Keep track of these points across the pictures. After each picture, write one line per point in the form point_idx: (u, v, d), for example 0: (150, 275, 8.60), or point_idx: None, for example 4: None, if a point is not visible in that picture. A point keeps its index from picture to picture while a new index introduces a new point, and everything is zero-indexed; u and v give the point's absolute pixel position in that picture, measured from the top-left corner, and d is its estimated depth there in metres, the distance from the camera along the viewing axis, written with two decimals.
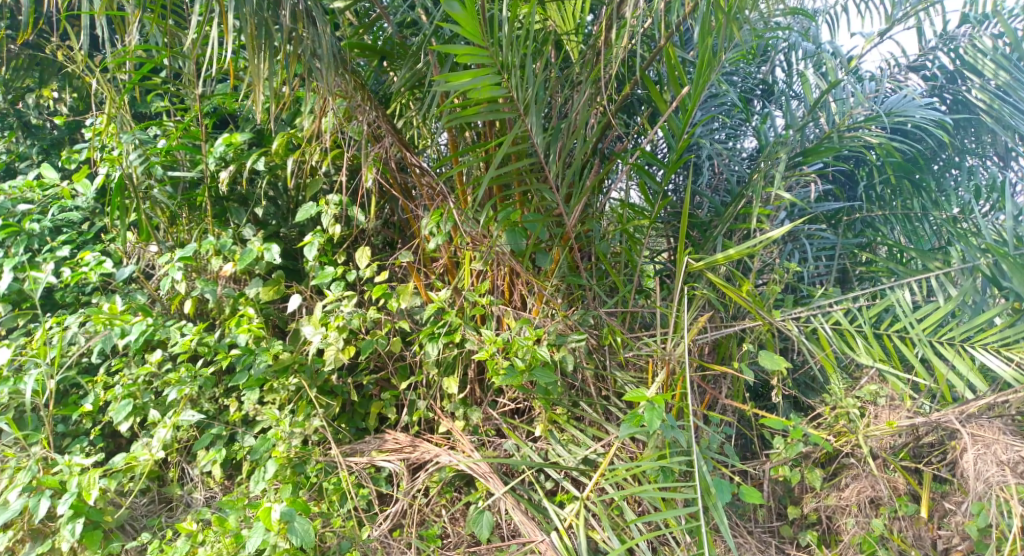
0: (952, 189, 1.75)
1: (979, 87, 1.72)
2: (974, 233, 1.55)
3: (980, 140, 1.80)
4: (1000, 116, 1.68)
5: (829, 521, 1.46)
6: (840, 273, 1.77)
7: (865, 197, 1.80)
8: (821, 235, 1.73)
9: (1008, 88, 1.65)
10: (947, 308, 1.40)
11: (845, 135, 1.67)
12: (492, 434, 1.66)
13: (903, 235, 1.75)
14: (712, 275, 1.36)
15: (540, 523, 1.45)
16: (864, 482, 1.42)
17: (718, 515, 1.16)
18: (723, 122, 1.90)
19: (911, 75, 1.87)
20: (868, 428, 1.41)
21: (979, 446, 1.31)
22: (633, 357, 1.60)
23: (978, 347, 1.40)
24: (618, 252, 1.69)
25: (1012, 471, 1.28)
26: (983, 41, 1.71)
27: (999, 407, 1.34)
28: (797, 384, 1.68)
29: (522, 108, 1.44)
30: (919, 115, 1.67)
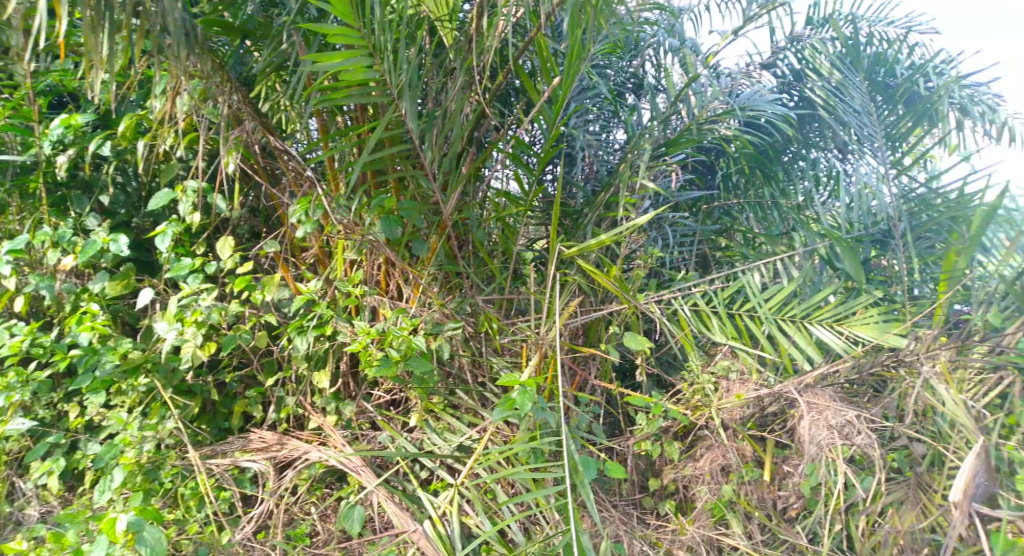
0: (794, 180, 1.82)
1: (819, 85, 1.79)
2: (814, 219, 1.73)
3: (824, 134, 1.84)
4: (835, 111, 1.75)
5: (685, 490, 1.49)
6: (699, 258, 1.84)
7: (722, 186, 1.86)
8: (683, 223, 1.79)
9: (842, 86, 1.75)
10: (789, 288, 1.55)
11: (703, 127, 1.71)
12: (366, 427, 1.62)
13: (755, 222, 1.83)
14: (583, 261, 1.44)
15: (414, 512, 1.44)
16: (716, 451, 1.47)
17: (586, 490, 1.22)
18: (595, 113, 1.91)
19: (763, 72, 1.95)
20: (720, 401, 1.48)
21: (813, 413, 1.39)
22: (509, 342, 1.63)
23: (815, 323, 1.54)
24: (494, 241, 1.70)
25: (839, 433, 1.36)
26: (819, 45, 1.82)
27: (830, 376, 1.46)
28: (660, 362, 1.73)
29: (394, 94, 1.42)
30: (769, 110, 1.73)
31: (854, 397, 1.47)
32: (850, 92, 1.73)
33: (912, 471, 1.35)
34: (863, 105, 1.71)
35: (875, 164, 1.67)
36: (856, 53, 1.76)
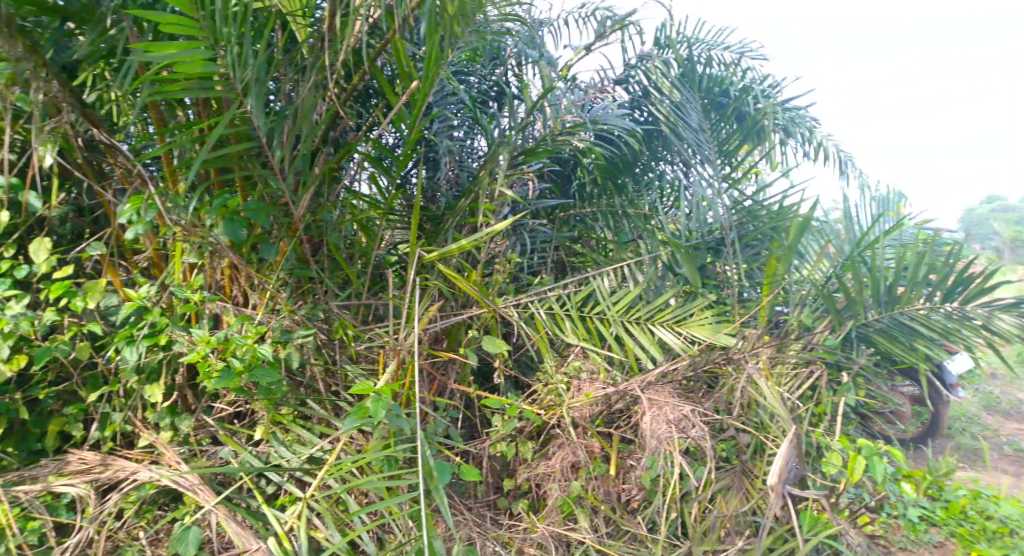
0: (640, 192, 1.90)
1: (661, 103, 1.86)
2: (659, 228, 1.80)
3: (669, 149, 1.93)
4: (675, 128, 1.83)
5: (538, 489, 1.52)
6: (555, 264, 1.86)
7: (578, 195, 1.92)
8: (540, 230, 1.81)
9: (680, 105, 1.84)
10: (636, 291, 1.64)
11: (558, 138, 1.72)
12: (207, 443, 1.52)
13: (607, 230, 1.89)
14: (442, 266, 1.46)
15: (257, 530, 1.37)
16: (567, 450, 1.51)
17: (440, 497, 1.21)
18: (458, 119, 1.90)
19: (616, 87, 2.04)
20: (570, 400, 1.54)
21: (654, 409, 1.48)
22: (366, 349, 1.58)
23: (658, 325, 1.64)
24: (351, 244, 1.65)
25: (677, 427, 1.45)
26: (662, 66, 1.91)
27: (670, 374, 1.54)
28: (517, 365, 1.75)
29: (239, 89, 1.34)
30: (618, 124, 1.77)
31: (691, 393, 1.57)
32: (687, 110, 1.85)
33: (738, 459, 1.47)
34: (699, 123, 1.85)
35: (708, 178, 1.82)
36: (692, 75, 1.89)
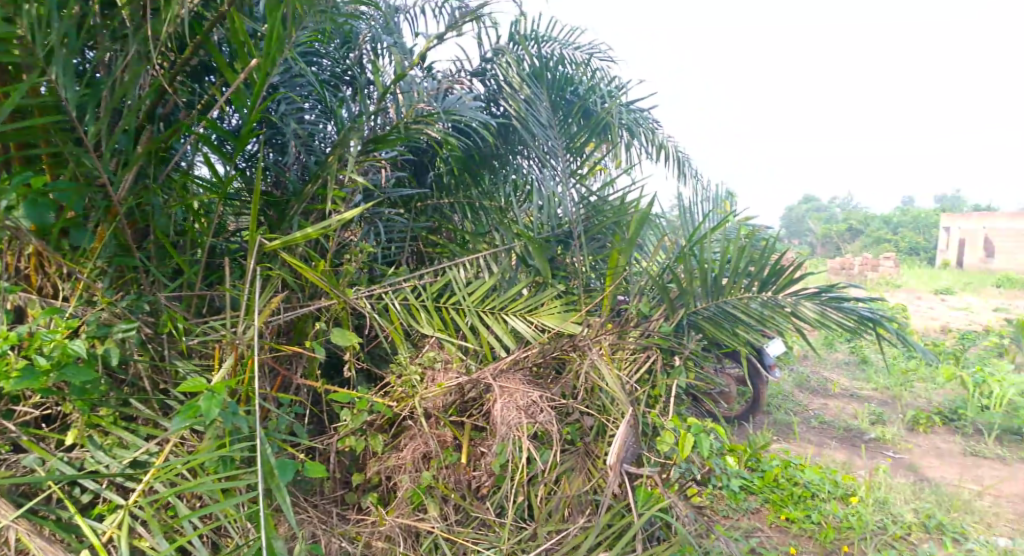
0: (494, 185, 1.91)
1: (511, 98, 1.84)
2: (512, 220, 1.84)
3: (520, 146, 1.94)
4: (526, 123, 1.81)
5: (388, 481, 1.50)
6: (411, 254, 1.86)
7: (434, 186, 1.91)
8: (396, 219, 1.78)
9: (531, 101, 1.82)
10: (490, 282, 1.69)
11: (410, 127, 1.65)
12: (7, 451, 1.36)
13: (465, 221, 1.90)
14: (288, 255, 1.39)
15: (68, 544, 1.25)
16: (418, 440, 1.50)
17: (282, 496, 1.15)
18: (307, 102, 1.82)
19: (473, 80, 2.04)
20: (423, 391, 1.53)
21: (505, 397, 1.50)
22: (200, 344, 1.48)
23: (511, 314, 1.68)
24: (182, 231, 1.53)
25: (526, 413, 1.48)
26: (513, 61, 1.90)
27: (521, 361, 1.59)
28: (371, 357, 1.71)
29: (41, 56, 1.20)
30: (471, 115, 1.74)
31: (540, 379, 1.61)
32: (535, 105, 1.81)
33: (582, 441, 1.53)
34: (546, 119, 1.83)
35: (557, 173, 1.81)
36: (539, 70, 1.86)
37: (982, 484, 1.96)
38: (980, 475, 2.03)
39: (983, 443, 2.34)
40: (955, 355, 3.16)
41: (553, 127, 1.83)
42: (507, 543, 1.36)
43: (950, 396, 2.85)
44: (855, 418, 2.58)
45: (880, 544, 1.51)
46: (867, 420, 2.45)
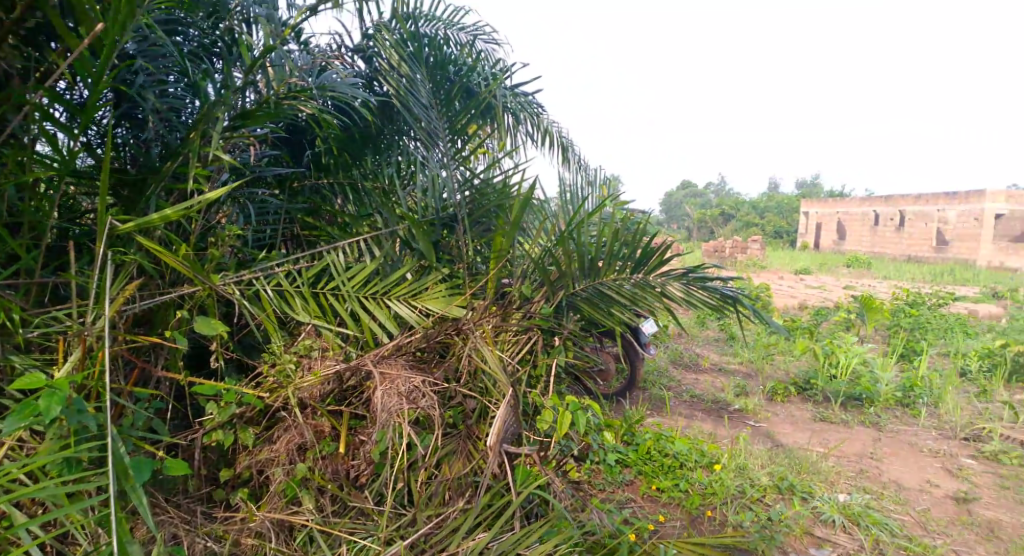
0: (377, 165, 1.85)
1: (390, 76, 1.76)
2: (394, 201, 1.77)
3: (401, 126, 1.90)
4: (407, 103, 1.75)
5: (259, 475, 1.43)
6: (284, 237, 1.79)
7: (312, 165, 1.83)
8: (267, 200, 1.70)
9: (410, 80, 1.75)
10: (371, 265, 1.63)
11: (282, 102, 1.56)
12: None
13: (347, 204, 1.83)
14: (144, 238, 1.29)
15: None
16: (292, 432, 1.44)
17: (136, 496, 1.10)
18: (170, 72, 1.66)
19: (353, 57, 1.96)
20: (298, 381, 1.46)
21: (386, 383, 1.47)
22: (39, 336, 1.34)
23: (394, 299, 1.63)
24: (16, 211, 1.38)
25: (407, 400, 1.45)
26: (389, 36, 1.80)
27: (404, 346, 1.56)
28: (241, 347, 1.63)
29: None
30: (349, 92, 1.68)
31: (424, 364, 1.57)
32: (416, 86, 1.75)
33: (464, 424, 1.51)
34: (428, 100, 1.78)
35: (440, 155, 1.79)
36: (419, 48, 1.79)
37: (827, 445, 2.03)
38: (825, 438, 2.10)
39: (831, 408, 2.41)
40: (810, 329, 3.37)
41: (435, 108, 1.79)
42: (385, 530, 1.32)
43: (802, 370, 2.78)
44: (721, 390, 2.59)
45: (740, 506, 1.58)
46: (731, 392, 2.48)
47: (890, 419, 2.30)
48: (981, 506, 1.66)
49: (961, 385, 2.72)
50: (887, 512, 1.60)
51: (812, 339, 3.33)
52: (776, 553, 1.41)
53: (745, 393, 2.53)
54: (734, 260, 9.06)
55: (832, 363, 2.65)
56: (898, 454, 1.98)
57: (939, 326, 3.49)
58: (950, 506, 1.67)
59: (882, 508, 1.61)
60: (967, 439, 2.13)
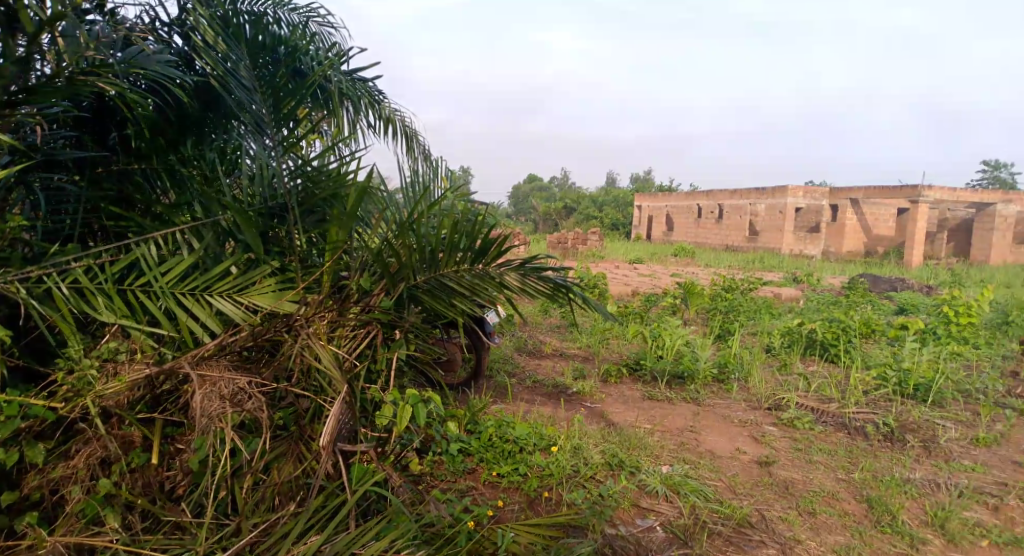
0: (198, 150, 1.70)
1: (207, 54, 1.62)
2: (215, 192, 1.65)
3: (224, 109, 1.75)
4: (227, 84, 1.63)
5: (53, 496, 1.27)
6: (82, 227, 1.61)
7: (120, 149, 1.64)
8: (60, 186, 1.54)
9: (229, 59, 1.63)
10: (188, 260, 1.52)
11: (74, 78, 1.39)
12: None
13: (166, 193, 1.65)
14: None
15: None
16: (94, 445, 1.31)
17: None
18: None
19: (167, 33, 1.79)
20: (100, 387, 1.33)
21: (206, 386, 1.35)
22: None
23: (215, 295, 1.53)
24: None
25: (230, 402, 1.35)
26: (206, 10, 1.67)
27: (228, 346, 1.44)
28: (29, 351, 1.44)
29: None
30: (158, 70, 1.53)
31: (250, 364, 1.48)
32: (237, 67, 1.64)
33: (296, 425, 1.45)
34: (250, 81, 1.66)
35: (266, 142, 1.68)
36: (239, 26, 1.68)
37: (653, 421, 2.19)
38: (651, 414, 2.27)
39: (658, 384, 2.62)
40: (640, 315, 3.63)
41: (259, 91, 1.68)
42: (204, 544, 1.22)
43: (631, 352, 3.01)
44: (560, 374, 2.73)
45: (574, 485, 1.65)
46: (569, 376, 2.60)
47: (708, 393, 2.54)
48: (779, 468, 1.87)
49: (765, 360, 3.05)
50: (703, 479, 1.75)
51: (642, 323, 3.59)
52: (606, 526, 1.50)
53: (582, 375, 2.67)
54: (578, 253, 9.45)
55: (658, 345, 2.85)
56: (713, 424, 2.20)
57: (748, 308, 3.89)
58: (754, 469, 1.86)
59: (699, 476, 1.77)
60: (770, 408, 2.40)
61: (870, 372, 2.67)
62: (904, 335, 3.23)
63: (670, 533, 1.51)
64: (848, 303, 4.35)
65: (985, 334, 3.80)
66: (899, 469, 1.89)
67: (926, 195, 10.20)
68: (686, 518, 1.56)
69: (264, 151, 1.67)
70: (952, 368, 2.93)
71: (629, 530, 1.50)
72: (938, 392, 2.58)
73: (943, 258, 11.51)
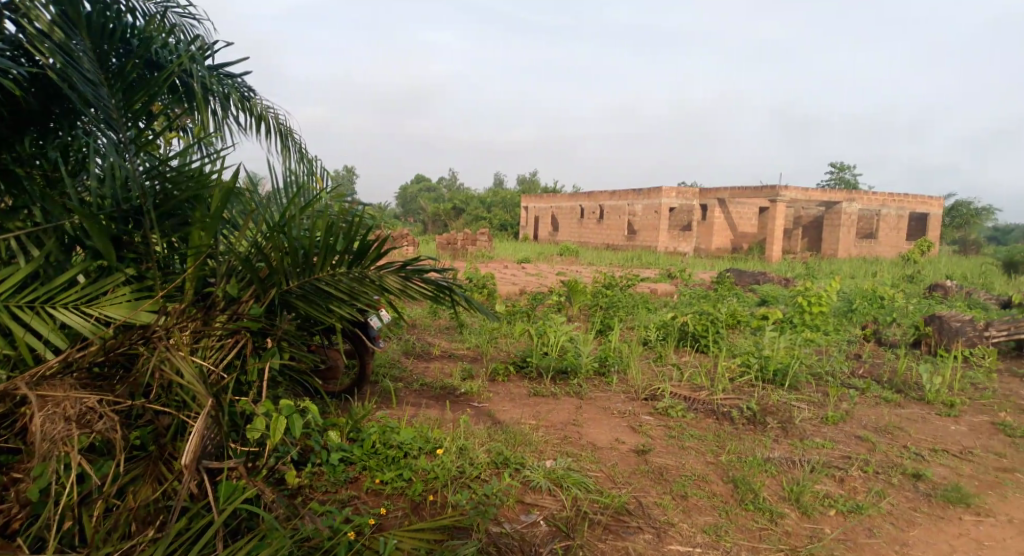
0: (37, 149, 1.53)
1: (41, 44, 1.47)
2: (57, 194, 1.48)
3: (64, 106, 1.58)
4: (66, 76, 1.47)
5: None
6: None
7: None
8: None
9: (66, 48, 1.48)
10: (26, 269, 1.38)
11: None
12: None
13: None
14: None
15: None
16: None
17: None
18: None
19: None
20: None
21: (48, 408, 1.24)
22: None
23: (60, 307, 1.39)
24: None
25: (77, 424, 1.25)
26: None
27: (74, 363, 1.32)
28: None
29: None
30: None
31: (100, 381, 1.35)
32: (78, 58, 1.49)
33: (156, 445, 1.34)
34: (93, 74, 1.52)
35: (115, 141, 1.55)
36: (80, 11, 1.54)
37: (537, 417, 2.23)
38: (536, 410, 2.31)
39: (543, 381, 2.69)
40: (526, 313, 3.70)
41: (105, 85, 1.54)
42: None
43: (518, 349, 3.07)
44: (448, 375, 2.72)
45: (459, 486, 1.65)
46: (456, 377, 2.60)
47: (590, 387, 2.63)
48: (655, 455, 1.97)
49: (643, 353, 3.21)
50: (584, 471, 1.81)
51: (528, 321, 3.66)
52: (490, 525, 1.51)
53: (469, 375, 2.68)
54: (468, 253, 9.45)
55: (544, 342, 2.91)
56: (594, 417, 2.27)
57: (629, 302, 4.07)
58: (632, 458, 1.94)
59: (581, 468, 1.83)
60: (647, 398, 2.52)
61: (736, 360, 2.88)
62: (766, 324, 3.51)
63: (553, 527, 1.55)
64: (719, 296, 4.66)
65: (833, 320, 4.20)
66: (760, 449, 2.06)
67: (784, 195, 11.08)
68: (568, 511, 1.61)
69: (113, 150, 1.53)
70: (805, 353, 3.22)
71: (514, 527, 1.52)
72: (793, 376, 2.83)
73: (800, 253, 12.59)
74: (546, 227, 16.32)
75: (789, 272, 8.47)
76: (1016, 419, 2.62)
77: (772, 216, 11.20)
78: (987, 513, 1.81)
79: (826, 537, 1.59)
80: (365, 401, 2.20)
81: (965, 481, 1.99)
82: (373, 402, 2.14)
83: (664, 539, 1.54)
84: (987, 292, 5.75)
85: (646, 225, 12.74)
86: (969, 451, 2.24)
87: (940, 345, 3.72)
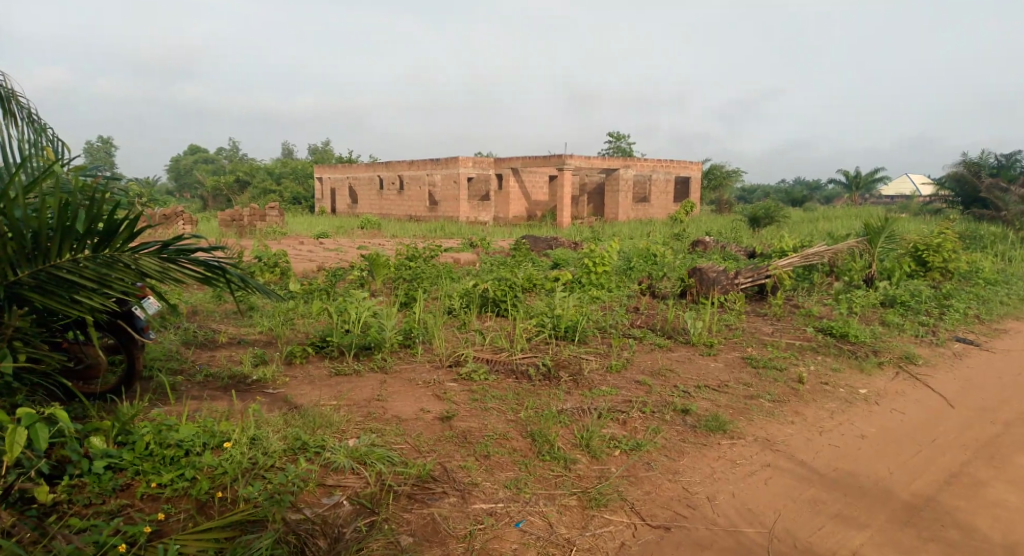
0: None
1: None
2: None
3: None
4: None
5: None
6: None
7: None
8: None
9: None
10: None
11: None
12: None
13: None
14: None
15: None
16: None
17: None
18: None
19: None
20: None
21: None
22: None
23: None
24: None
25: None
26: None
27: None
28: None
29: None
30: None
31: None
32: None
33: None
34: None
35: None
36: None
37: (338, 395, 2.18)
38: (337, 389, 2.25)
39: (345, 359, 2.63)
40: (325, 291, 3.57)
41: None
42: None
43: (317, 329, 2.96)
44: (238, 362, 2.54)
45: (252, 478, 1.56)
46: (248, 363, 2.44)
47: (394, 360, 2.62)
48: (459, 420, 2.03)
49: (447, 323, 3.27)
50: (389, 445, 1.81)
51: (327, 299, 3.54)
52: (287, 513, 1.43)
53: (263, 361, 2.53)
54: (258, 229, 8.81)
55: (345, 317, 2.81)
56: (399, 389, 2.27)
57: (433, 272, 4.10)
58: (436, 426, 1.98)
59: (386, 443, 1.82)
60: (450, 364, 2.58)
61: (533, 321, 3.04)
62: (558, 286, 3.76)
63: (357, 505, 1.52)
64: (516, 262, 4.88)
65: (617, 278, 4.60)
66: (553, 402, 2.22)
67: (569, 163, 11.79)
68: (372, 487, 1.60)
69: None
70: (593, 311, 3.50)
71: (315, 511, 1.47)
72: (583, 331, 3.06)
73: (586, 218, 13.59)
74: (344, 199, 15.69)
75: (579, 235, 9.09)
76: (758, 352, 3.12)
77: (560, 184, 11.85)
78: (739, 436, 2.14)
79: (611, 475, 1.79)
80: (136, 400, 1.97)
81: (722, 410, 2.33)
82: (145, 401, 1.92)
83: (468, 500, 1.61)
84: (733, 244, 6.69)
85: (447, 196, 12.76)
86: (725, 383, 2.62)
87: (702, 293, 4.27)
